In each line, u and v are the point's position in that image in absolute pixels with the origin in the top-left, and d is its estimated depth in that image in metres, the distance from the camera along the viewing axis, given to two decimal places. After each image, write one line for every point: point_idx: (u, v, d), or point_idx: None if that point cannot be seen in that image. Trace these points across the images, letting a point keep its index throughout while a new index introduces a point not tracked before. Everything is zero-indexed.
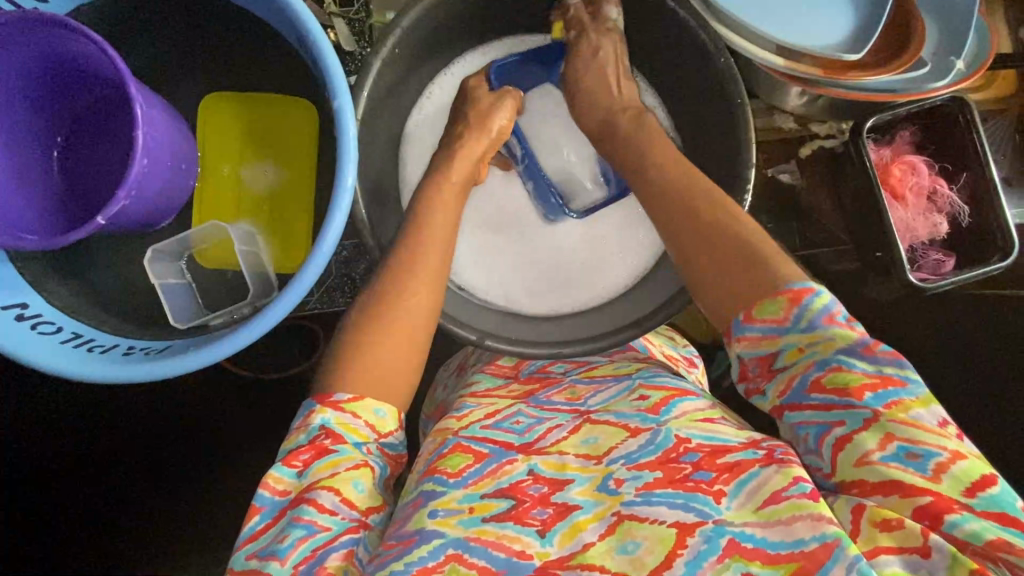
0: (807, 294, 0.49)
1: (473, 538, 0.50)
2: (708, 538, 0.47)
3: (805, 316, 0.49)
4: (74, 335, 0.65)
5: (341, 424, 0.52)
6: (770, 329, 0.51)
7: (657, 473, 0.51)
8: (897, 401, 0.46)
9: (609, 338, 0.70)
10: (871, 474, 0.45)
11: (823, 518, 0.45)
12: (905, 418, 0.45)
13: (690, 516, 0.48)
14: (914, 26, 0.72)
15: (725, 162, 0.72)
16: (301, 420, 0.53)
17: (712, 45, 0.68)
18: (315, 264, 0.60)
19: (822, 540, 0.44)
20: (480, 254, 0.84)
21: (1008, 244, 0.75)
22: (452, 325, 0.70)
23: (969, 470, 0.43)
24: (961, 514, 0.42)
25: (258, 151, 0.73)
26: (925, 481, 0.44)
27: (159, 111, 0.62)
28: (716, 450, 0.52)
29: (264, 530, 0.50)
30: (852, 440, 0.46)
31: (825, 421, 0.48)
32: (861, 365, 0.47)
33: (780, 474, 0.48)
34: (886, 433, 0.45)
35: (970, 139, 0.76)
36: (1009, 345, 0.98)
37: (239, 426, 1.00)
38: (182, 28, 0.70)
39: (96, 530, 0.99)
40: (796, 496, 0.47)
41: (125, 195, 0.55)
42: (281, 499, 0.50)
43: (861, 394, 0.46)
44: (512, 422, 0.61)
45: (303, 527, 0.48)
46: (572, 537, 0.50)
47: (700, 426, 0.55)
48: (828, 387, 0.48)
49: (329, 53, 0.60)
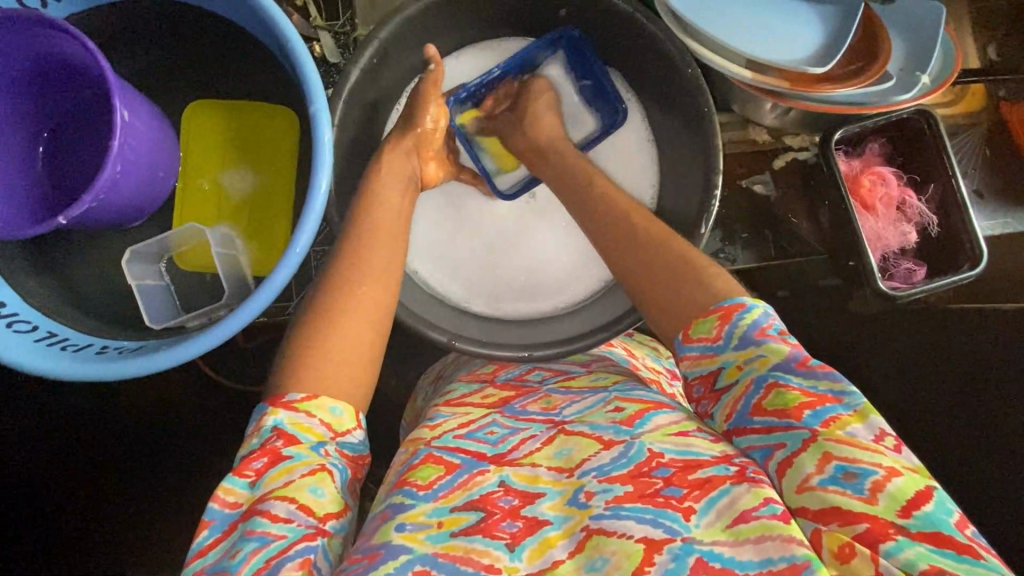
0: (738, 310, 0.53)
1: (440, 554, 0.49)
2: (676, 556, 0.46)
3: (736, 332, 0.52)
4: (48, 333, 0.66)
5: (293, 424, 0.52)
6: (706, 347, 0.54)
7: (628, 487, 0.51)
8: (834, 419, 0.47)
9: (579, 343, 0.72)
10: (812, 501, 0.46)
11: (790, 540, 0.45)
12: (841, 436, 0.47)
13: (657, 533, 0.48)
14: (880, 45, 0.74)
15: (695, 172, 0.74)
16: (255, 423, 0.54)
17: (680, 57, 0.70)
18: (286, 265, 0.61)
19: (791, 560, 0.44)
20: (456, 253, 0.86)
21: (977, 252, 0.76)
22: (421, 325, 0.71)
23: (905, 487, 0.45)
24: (895, 541, 0.43)
25: (240, 157, 0.74)
26: (862, 504, 0.45)
27: (142, 117, 0.64)
28: (688, 465, 0.51)
29: (211, 546, 0.49)
30: (793, 463, 0.48)
31: (768, 444, 0.50)
32: (796, 382, 0.49)
33: (750, 494, 0.48)
34: (824, 453, 0.47)
35: (938, 150, 0.78)
36: (989, 358, 0.98)
37: (217, 433, 0.99)
38: (169, 38, 0.72)
39: (67, 536, 0.98)
40: (766, 516, 0.47)
41: (90, 197, 0.57)
42: (231, 512, 0.50)
43: (799, 414, 0.48)
44: (485, 433, 0.60)
45: (255, 539, 0.47)
46: (540, 554, 0.49)
47: (674, 441, 0.54)
48: (768, 409, 0.50)
49: (307, 60, 0.62)
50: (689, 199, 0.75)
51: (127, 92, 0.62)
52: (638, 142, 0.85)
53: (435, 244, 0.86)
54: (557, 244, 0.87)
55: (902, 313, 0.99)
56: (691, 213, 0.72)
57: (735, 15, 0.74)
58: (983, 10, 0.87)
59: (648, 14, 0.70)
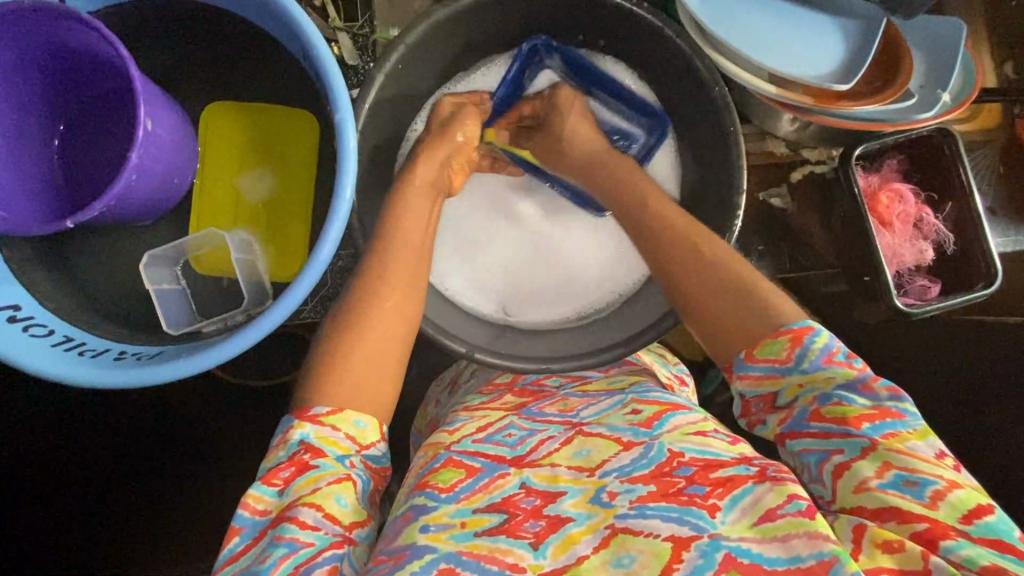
0: (808, 333, 0.53)
1: (464, 552, 0.49)
2: (704, 553, 0.46)
3: (806, 355, 0.53)
4: (65, 338, 0.65)
5: (319, 438, 0.52)
6: (773, 367, 0.54)
7: (651, 487, 0.51)
8: (894, 433, 0.48)
9: (597, 356, 0.71)
10: (868, 501, 0.47)
11: (819, 536, 0.45)
12: (901, 447, 0.47)
13: (684, 530, 0.48)
14: (903, 60, 0.74)
15: (720, 186, 0.73)
16: (280, 436, 0.53)
17: (708, 74, 0.70)
18: (310, 272, 0.60)
19: (819, 557, 0.44)
20: (474, 263, 0.85)
21: (991, 271, 0.78)
22: (440, 335, 0.71)
23: (965, 498, 0.45)
24: (956, 540, 0.44)
25: (257, 160, 0.73)
26: (922, 507, 0.45)
27: (164, 125, 0.63)
28: (709, 465, 0.52)
29: (242, 552, 0.50)
30: (850, 467, 0.48)
31: (824, 449, 0.50)
32: (860, 400, 0.50)
33: (773, 492, 0.49)
34: (884, 461, 0.47)
35: (956, 170, 0.79)
36: (992, 369, 1.00)
37: (228, 432, 0.99)
38: (189, 41, 0.71)
39: (74, 535, 0.98)
40: (792, 514, 0.47)
41: (104, 204, 0.56)
42: (261, 519, 0.50)
43: (859, 424, 0.49)
44: (503, 435, 0.61)
45: (284, 545, 0.47)
46: (565, 550, 0.49)
47: (694, 440, 0.55)
48: (827, 417, 0.50)
49: (331, 65, 0.61)
50: (711, 214, 0.75)
51: (150, 98, 0.61)
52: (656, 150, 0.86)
53: (450, 254, 0.85)
54: (572, 257, 0.87)
55: (908, 323, 1.01)
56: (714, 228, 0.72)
57: (754, 27, 0.74)
58: (1002, 27, 0.87)
59: (676, 27, 0.70)
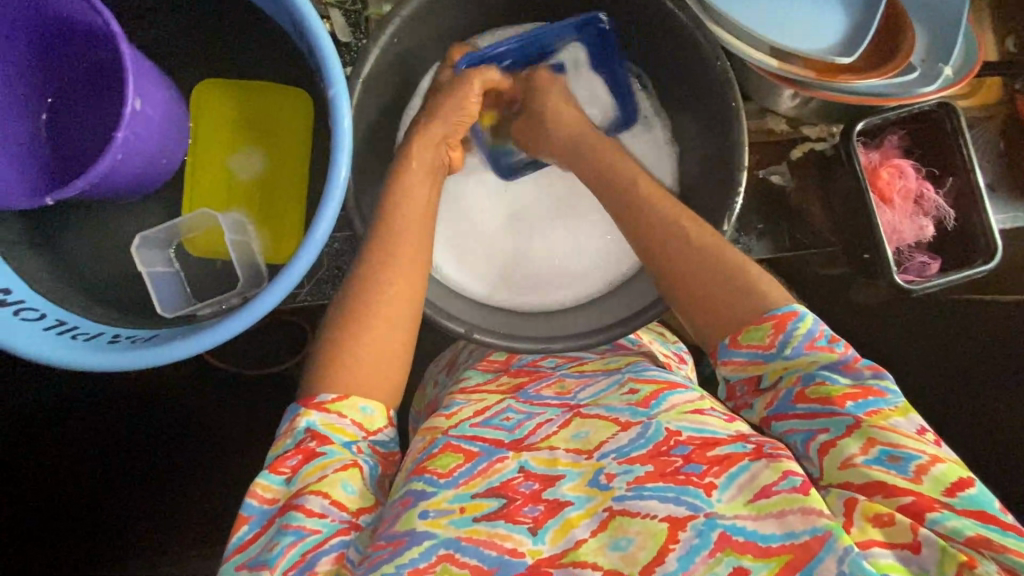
0: (791, 319, 0.53)
1: (463, 538, 0.49)
2: (700, 532, 0.47)
3: (789, 341, 0.53)
4: (57, 322, 0.63)
5: (325, 424, 0.52)
6: (756, 354, 0.54)
7: (648, 467, 0.51)
8: (876, 410, 0.48)
9: (594, 336, 0.70)
10: (855, 476, 0.47)
11: (813, 512, 0.45)
12: (885, 425, 0.47)
13: (681, 510, 0.48)
14: (904, 33, 0.73)
15: (719, 164, 0.73)
16: (287, 424, 0.53)
17: (709, 49, 0.68)
18: (306, 253, 0.59)
19: (814, 532, 0.44)
20: (468, 243, 0.84)
21: (992, 244, 0.78)
22: (438, 315, 0.70)
23: (948, 471, 0.45)
24: (941, 512, 0.44)
25: (249, 139, 0.72)
26: (908, 482, 0.45)
27: (154, 104, 0.62)
28: (706, 442, 0.52)
29: (253, 540, 0.49)
30: (836, 444, 0.48)
31: (809, 428, 0.50)
32: (843, 380, 0.50)
33: (769, 469, 0.49)
34: (869, 438, 0.47)
35: (958, 144, 0.79)
36: (983, 344, 1.01)
37: (225, 417, 0.98)
38: (178, 16, 0.69)
39: (72, 521, 0.98)
40: (786, 490, 0.47)
41: (86, 183, 0.55)
42: (269, 507, 0.50)
43: (843, 403, 0.49)
44: (502, 419, 0.60)
45: (292, 533, 0.47)
46: (563, 535, 0.49)
47: (690, 419, 0.55)
48: (812, 398, 0.50)
49: (324, 40, 0.59)
50: (711, 194, 0.74)
51: (142, 77, 0.60)
52: (656, 135, 0.85)
53: (445, 232, 0.84)
54: (569, 239, 0.86)
55: (906, 302, 1.01)
56: (713, 210, 0.72)
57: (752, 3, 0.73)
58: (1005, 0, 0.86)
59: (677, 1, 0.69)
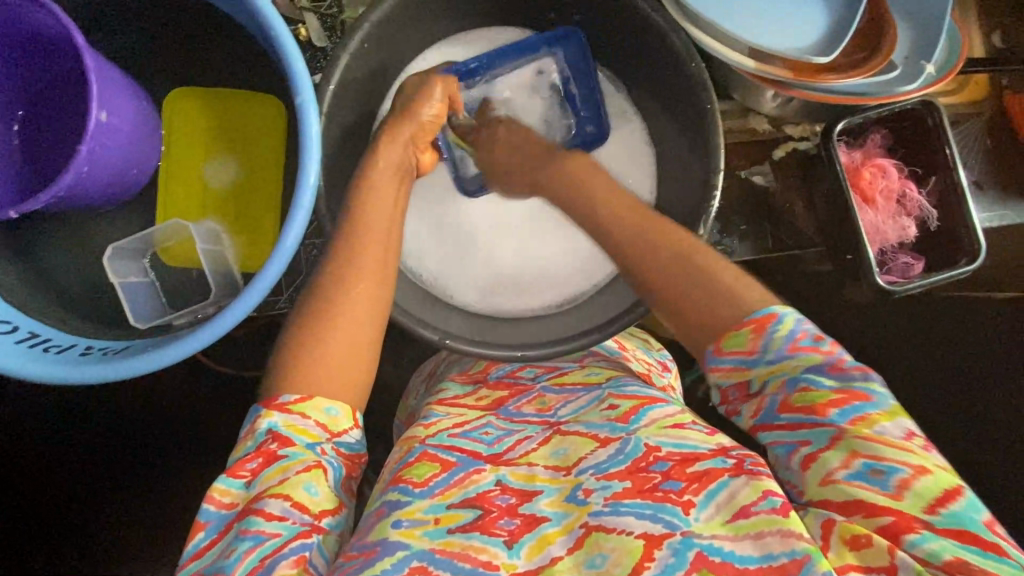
0: (772, 321, 0.51)
1: (438, 549, 0.48)
2: (676, 551, 0.46)
3: (772, 344, 0.50)
4: (30, 334, 0.63)
5: (288, 425, 0.52)
6: (741, 360, 0.52)
7: (626, 483, 0.50)
8: (862, 418, 0.47)
9: (569, 342, 0.69)
10: (834, 493, 0.46)
11: (793, 535, 0.45)
12: (868, 434, 0.46)
13: (657, 528, 0.47)
14: (886, 30, 0.72)
15: (697, 166, 0.72)
16: (248, 425, 0.53)
17: (683, 49, 0.67)
18: (275, 264, 0.58)
19: (793, 555, 0.44)
20: (442, 249, 0.84)
21: (976, 245, 0.76)
22: (412, 323, 0.69)
23: (932, 486, 0.44)
24: (920, 533, 0.43)
25: (221, 147, 0.71)
26: (887, 499, 0.44)
27: (123, 114, 0.61)
28: (685, 458, 0.52)
29: (207, 547, 0.49)
30: (817, 458, 0.48)
31: (792, 440, 0.49)
32: (828, 383, 0.48)
33: (749, 488, 0.48)
34: (851, 450, 0.46)
35: (941, 142, 0.77)
36: (974, 343, 1.00)
37: (210, 424, 0.98)
38: (148, 24, 0.69)
39: (60, 529, 0.98)
40: (765, 511, 0.46)
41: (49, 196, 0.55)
42: (227, 512, 0.50)
43: (827, 412, 0.47)
44: (480, 433, 0.60)
45: (250, 539, 0.47)
46: (539, 551, 0.48)
47: (669, 434, 0.54)
48: (797, 406, 0.49)
49: (290, 47, 0.59)
50: (689, 197, 0.73)
51: (108, 87, 0.59)
52: (636, 136, 0.84)
53: (419, 239, 0.83)
54: (544, 244, 0.86)
55: (894, 301, 1.00)
56: (691, 214, 0.71)
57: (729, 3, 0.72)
58: None
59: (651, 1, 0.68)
